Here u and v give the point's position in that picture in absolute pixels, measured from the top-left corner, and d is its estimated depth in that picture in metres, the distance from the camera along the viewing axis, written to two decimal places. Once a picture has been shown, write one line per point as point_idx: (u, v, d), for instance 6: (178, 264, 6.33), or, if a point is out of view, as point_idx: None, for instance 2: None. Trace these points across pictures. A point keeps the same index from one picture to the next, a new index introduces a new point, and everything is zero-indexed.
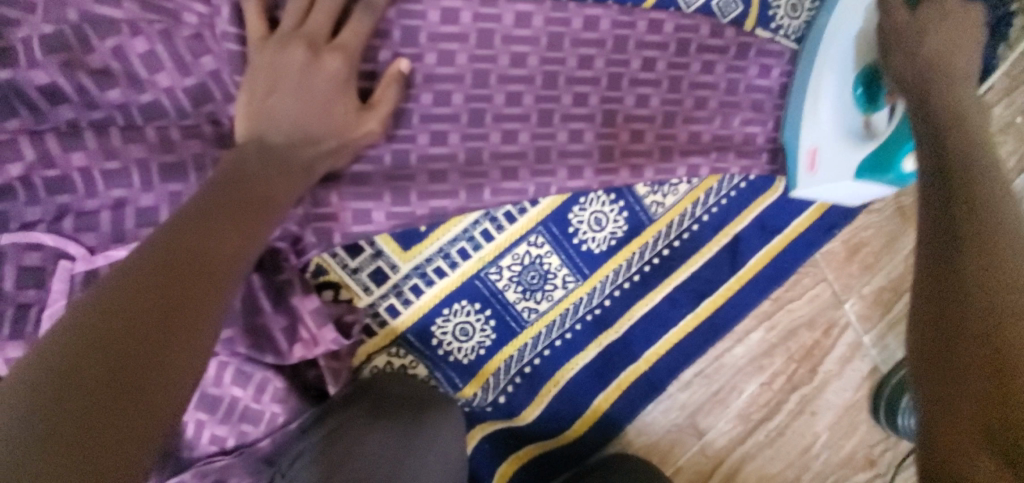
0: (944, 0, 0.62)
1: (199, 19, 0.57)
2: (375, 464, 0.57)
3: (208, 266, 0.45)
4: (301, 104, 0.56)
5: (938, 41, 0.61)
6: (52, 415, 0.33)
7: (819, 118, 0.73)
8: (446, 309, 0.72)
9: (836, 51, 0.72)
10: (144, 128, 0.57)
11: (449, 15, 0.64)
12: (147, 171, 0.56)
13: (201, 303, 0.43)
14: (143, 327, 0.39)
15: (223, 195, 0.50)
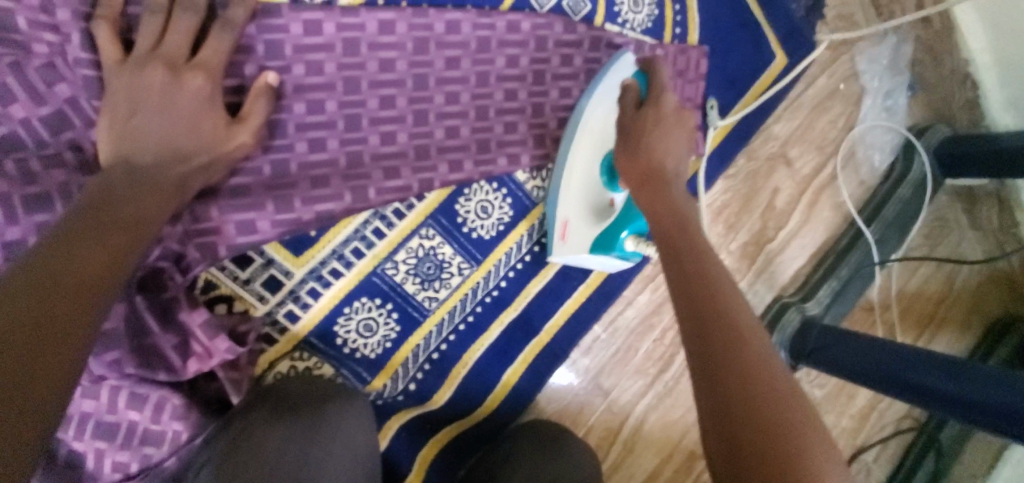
0: (661, 104, 0.70)
1: (49, 48, 0.58)
2: (280, 456, 0.59)
3: (78, 283, 0.46)
4: (166, 122, 0.57)
5: (660, 152, 0.67)
6: None
7: (577, 184, 0.78)
8: (346, 308, 0.75)
9: (597, 138, 0.78)
10: (1, 161, 0.56)
11: (312, 27, 0.67)
12: (7, 204, 0.55)
13: (72, 318, 0.44)
14: (5, 345, 0.39)
15: (93, 215, 0.51)
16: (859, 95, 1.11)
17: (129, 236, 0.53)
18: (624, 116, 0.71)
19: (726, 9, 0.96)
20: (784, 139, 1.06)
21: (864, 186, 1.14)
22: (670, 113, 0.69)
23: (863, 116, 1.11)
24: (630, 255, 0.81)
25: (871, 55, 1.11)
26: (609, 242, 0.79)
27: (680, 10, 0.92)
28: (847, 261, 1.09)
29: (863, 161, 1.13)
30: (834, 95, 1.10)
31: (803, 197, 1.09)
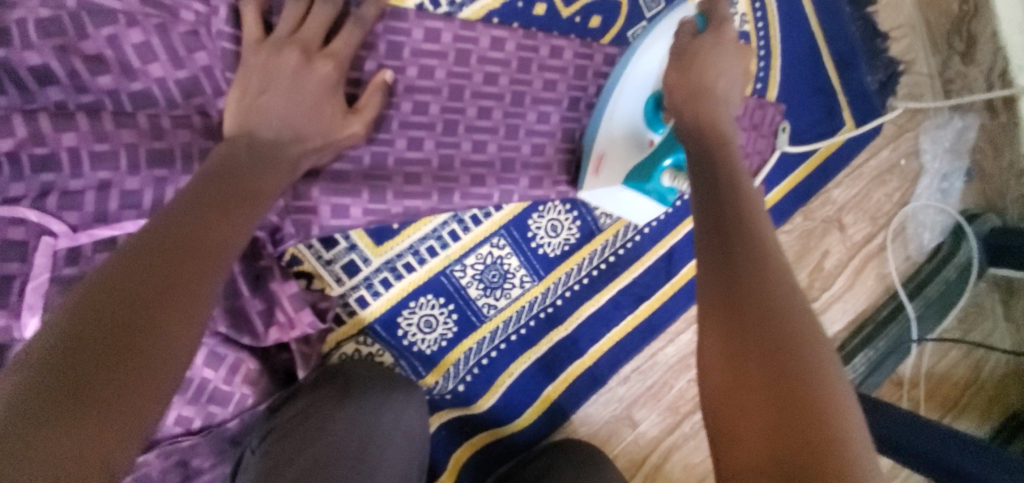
0: (723, 33, 0.68)
1: (196, 17, 0.60)
2: (344, 438, 0.60)
3: (199, 250, 0.49)
4: (293, 103, 0.61)
5: (720, 80, 0.66)
6: (64, 376, 0.37)
7: (622, 113, 0.75)
8: (412, 302, 0.77)
9: (645, 73, 0.75)
10: (135, 114, 0.59)
11: (431, 35, 0.71)
12: (135, 155, 0.58)
13: (194, 279, 0.46)
14: (139, 303, 0.42)
15: (216, 186, 0.55)
16: (918, 173, 1.13)
17: (241, 213, 0.55)
18: (679, 42, 0.69)
19: (806, 72, 0.98)
20: (841, 205, 1.08)
21: (910, 261, 1.15)
22: (731, 42, 0.68)
23: (918, 194, 1.13)
24: (664, 193, 0.77)
25: (936, 136, 1.12)
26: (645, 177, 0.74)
27: (764, 67, 0.95)
28: (885, 332, 1.10)
29: (912, 237, 1.15)
30: (894, 170, 1.11)
31: (850, 262, 1.11)
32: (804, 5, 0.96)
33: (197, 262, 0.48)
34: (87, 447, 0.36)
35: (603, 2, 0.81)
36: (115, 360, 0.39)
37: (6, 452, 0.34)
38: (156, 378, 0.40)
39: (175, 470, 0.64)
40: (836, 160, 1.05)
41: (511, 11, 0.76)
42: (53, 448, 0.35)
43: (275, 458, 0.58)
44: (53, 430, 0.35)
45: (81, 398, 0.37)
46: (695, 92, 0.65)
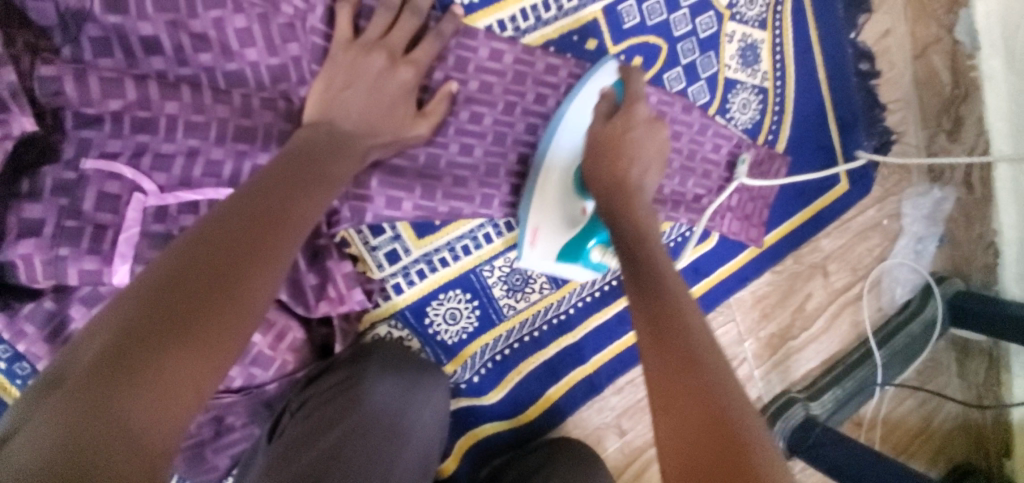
0: (632, 115, 0.72)
1: (294, 11, 0.66)
2: (380, 413, 0.65)
3: (279, 220, 0.54)
4: (372, 101, 0.66)
5: (637, 203, 0.70)
6: (167, 311, 0.42)
7: (552, 191, 0.79)
8: (441, 294, 0.83)
9: (573, 142, 0.79)
10: (230, 93, 0.64)
11: (495, 54, 0.78)
12: (224, 129, 0.63)
13: (272, 245, 0.51)
14: (231, 258, 0.47)
15: (297, 165, 0.60)
16: (897, 234, 1.24)
17: (316, 195, 0.59)
18: (594, 125, 0.73)
19: (813, 131, 1.08)
20: (828, 253, 1.18)
21: (881, 312, 1.26)
22: (643, 122, 0.72)
23: (895, 253, 1.24)
24: (595, 263, 0.83)
25: (917, 203, 1.24)
26: (576, 248, 0.81)
27: (776, 121, 1.04)
28: (853, 374, 1.19)
29: (886, 290, 1.26)
30: (876, 228, 1.22)
31: (829, 307, 1.21)
32: (818, 71, 1.06)
33: (278, 234, 0.52)
34: (181, 378, 0.40)
35: (646, 46, 0.89)
36: (207, 309, 0.43)
37: (125, 373, 0.38)
38: (241, 335, 0.45)
39: (210, 424, 0.69)
40: (829, 212, 1.15)
41: (566, 43, 0.84)
42: (155, 380, 0.39)
43: (317, 424, 0.62)
44: (159, 359, 0.40)
45: (180, 339, 0.41)
46: (613, 183, 0.71)
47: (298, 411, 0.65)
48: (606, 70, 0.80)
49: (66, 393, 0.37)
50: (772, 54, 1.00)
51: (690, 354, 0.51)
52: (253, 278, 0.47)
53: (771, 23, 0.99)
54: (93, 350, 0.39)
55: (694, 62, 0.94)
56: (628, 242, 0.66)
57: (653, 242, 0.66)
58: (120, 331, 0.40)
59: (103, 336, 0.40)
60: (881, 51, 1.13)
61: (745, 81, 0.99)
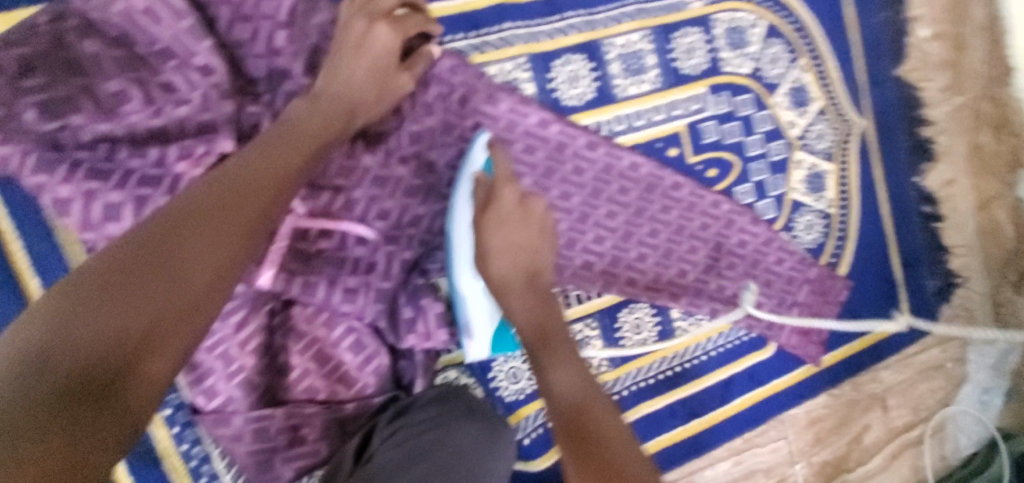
0: (502, 202, 0.75)
1: (437, 95, 0.82)
2: (462, 454, 0.70)
3: (245, 178, 0.57)
4: (337, 91, 0.71)
5: (520, 318, 0.75)
6: (165, 252, 0.47)
7: (479, 318, 0.78)
8: (507, 352, 0.89)
9: (465, 260, 0.78)
10: (376, 147, 0.78)
11: (591, 144, 0.90)
12: (365, 176, 0.76)
13: (230, 196, 0.55)
14: (212, 209, 0.52)
15: (282, 131, 0.65)
16: (961, 379, 1.22)
17: (293, 155, 0.63)
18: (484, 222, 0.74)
19: (876, 261, 1.13)
20: (888, 386, 1.17)
21: (944, 462, 1.20)
22: (514, 211, 0.76)
23: (959, 399, 1.22)
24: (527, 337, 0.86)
25: (982, 350, 1.23)
26: (504, 344, 0.83)
27: (840, 246, 1.09)
28: None
29: (950, 439, 1.21)
30: (940, 368, 1.20)
31: (887, 444, 1.17)
32: (881, 208, 1.12)
33: (251, 185, 0.56)
34: (160, 310, 0.45)
35: (721, 159, 0.99)
36: (171, 245, 0.48)
37: (110, 294, 0.43)
38: (208, 262, 0.49)
39: (286, 432, 0.74)
40: (889, 343, 1.16)
41: (651, 148, 0.95)
42: (128, 306, 0.44)
43: (409, 451, 0.68)
44: (138, 287, 0.45)
45: (149, 267, 0.46)
46: (511, 266, 0.76)
47: (383, 441, 0.70)
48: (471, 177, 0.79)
49: (56, 299, 0.42)
50: (838, 185, 1.09)
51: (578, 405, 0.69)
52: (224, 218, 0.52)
53: (837, 157, 1.08)
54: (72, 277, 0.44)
55: (765, 180, 1.03)
56: (529, 283, 0.77)
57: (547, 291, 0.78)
58: (95, 263, 0.45)
59: (104, 259, 0.46)
60: (943, 197, 1.18)
61: (811, 205, 1.07)
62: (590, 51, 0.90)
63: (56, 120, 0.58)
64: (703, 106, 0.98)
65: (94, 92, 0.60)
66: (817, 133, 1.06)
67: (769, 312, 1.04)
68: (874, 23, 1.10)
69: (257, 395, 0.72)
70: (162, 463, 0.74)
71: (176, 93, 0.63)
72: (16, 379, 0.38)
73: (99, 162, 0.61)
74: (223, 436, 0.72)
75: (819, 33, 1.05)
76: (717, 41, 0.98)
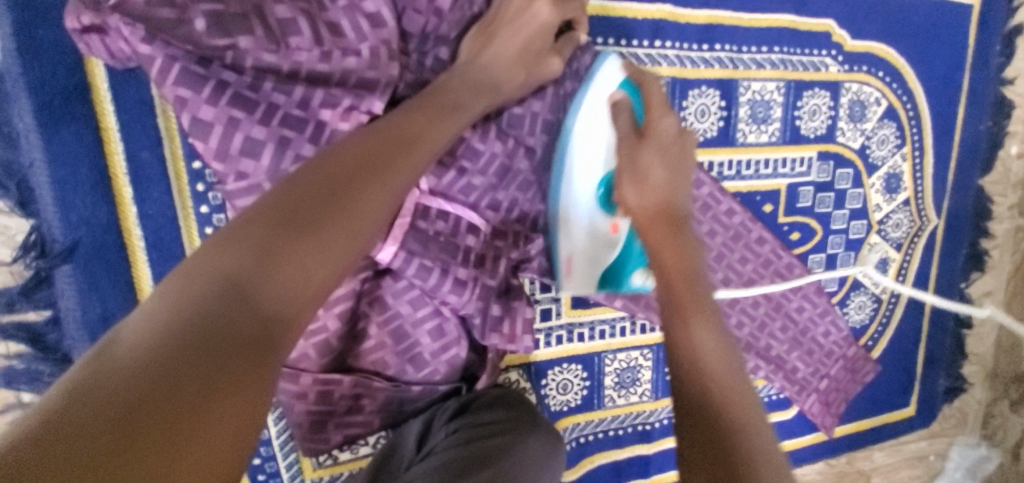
0: (660, 130, 0.68)
1: (573, 93, 0.79)
2: (526, 461, 0.66)
3: (398, 129, 0.53)
4: (485, 62, 0.66)
5: (657, 185, 0.65)
6: (327, 196, 0.43)
7: (580, 228, 0.78)
8: (563, 363, 0.89)
9: (590, 169, 0.75)
10: (507, 134, 0.73)
11: (697, 183, 0.89)
12: (490, 163, 0.72)
13: (384, 146, 0.51)
14: (368, 156, 0.49)
15: (436, 93, 0.61)
16: (937, 473, 1.29)
17: (446, 117, 0.59)
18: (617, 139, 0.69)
19: (904, 351, 1.17)
20: (876, 465, 1.23)
21: None
22: (670, 137, 0.68)
23: None
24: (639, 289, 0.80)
25: (963, 452, 1.29)
26: (615, 277, 0.79)
27: (879, 331, 1.13)
28: None
29: None
30: (922, 460, 1.28)
31: None
32: (924, 304, 1.16)
33: (415, 150, 0.53)
34: (322, 258, 0.40)
35: (806, 225, 1.00)
36: (348, 194, 0.44)
37: (281, 235, 0.39)
38: (377, 223, 0.46)
39: (349, 398, 0.73)
40: (889, 429, 1.21)
41: (749, 200, 0.95)
42: (297, 251, 0.39)
43: (474, 452, 0.65)
44: (303, 232, 0.40)
45: (333, 214, 0.42)
46: (669, 181, 0.65)
47: (446, 434, 0.69)
48: (604, 76, 0.75)
49: (231, 237, 0.38)
50: (897, 274, 1.11)
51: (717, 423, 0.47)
52: (393, 178, 0.49)
53: (905, 248, 1.10)
54: (255, 212, 0.40)
55: (837, 255, 1.04)
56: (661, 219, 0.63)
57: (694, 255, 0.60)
58: (277, 202, 0.41)
59: (271, 199, 0.42)
60: (979, 307, 1.22)
61: (867, 287, 1.09)
62: (725, 88, 0.89)
63: (227, 39, 0.54)
64: (808, 170, 0.97)
65: (264, 16, 0.56)
66: (895, 222, 1.08)
67: (803, 378, 1.06)
68: (975, 129, 1.11)
69: (330, 356, 0.71)
70: None
71: (342, 38, 0.59)
72: (190, 317, 0.33)
73: (245, 89, 0.56)
74: (285, 391, 0.70)
75: (928, 123, 1.06)
76: (840, 110, 0.97)
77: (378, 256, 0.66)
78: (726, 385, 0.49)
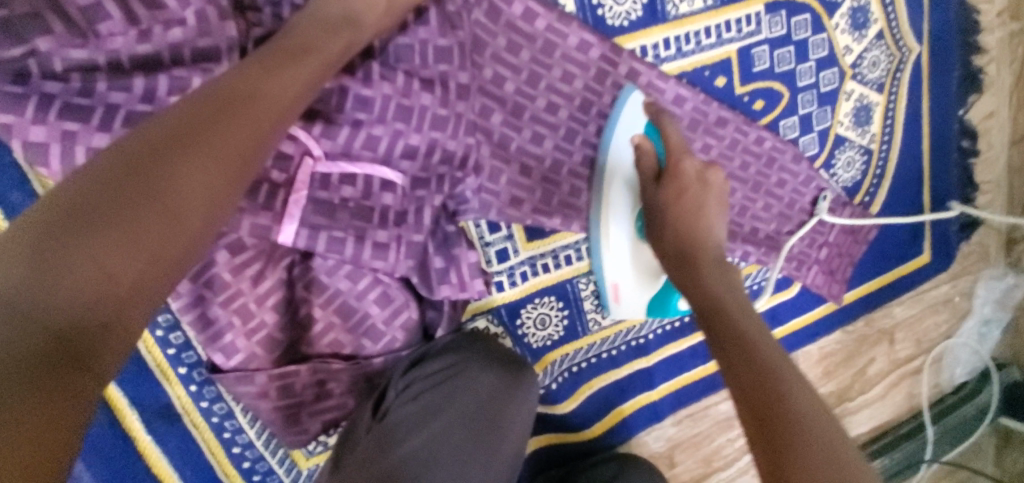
0: (681, 172, 0.71)
1: (464, 5, 0.70)
2: (484, 397, 0.71)
3: (229, 85, 0.48)
4: None
5: (673, 229, 0.70)
6: (128, 180, 0.40)
7: (616, 260, 0.80)
8: (535, 299, 0.85)
9: (618, 212, 0.78)
10: (397, 71, 0.66)
11: (633, 74, 0.80)
12: (386, 106, 0.65)
13: (203, 109, 0.45)
14: (182, 125, 0.44)
15: (281, 40, 0.55)
16: (965, 313, 1.23)
17: (293, 63, 0.53)
18: (645, 189, 0.73)
19: (907, 199, 1.08)
20: (897, 321, 1.18)
21: (937, 388, 1.24)
22: (691, 180, 0.71)
23: (960, 331, 1.23)
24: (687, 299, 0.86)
25: (989, 286, 1.23)
26: (664, 308, 0.84)
27: (875, 184, 1.04)
28: (901, 447, 1.19)
29: (946, 368, 1.24)
30: (947, 304, 1.21)
31: (888, 376, 1.20)
32: (922, 143, 1.06)
33: (249, 104, 0.48)
34: (124, 250, 0.38)
35: (769, 90, 0.91)
36: (151, 174, 0.41)
37: (67, 234, 0.37)
38: (198, 196, 0.42)
39: (313, 387, 0.71)
40: (906, 282, 1.15)
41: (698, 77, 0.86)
42: (88, 250, 0.37)
43: (428, 405, 0.68)
44: (95, 228, 0.37)
45: (127, 201, 0.39)
46: (686, 234, 0.69)
47: (407, 391, 0.68)
48: (631, 104, 0.77)
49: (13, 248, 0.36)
50: (884, 118, 1.01)
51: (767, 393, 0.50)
52: (212, 144, 0.44)
53: (888, 87, 1.00)
54: (37, 217, 0.37)
55: (811, 114, 0.95)
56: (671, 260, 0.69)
57: (708, 262, 0.67)
58: (63, 200, 0.38)
59: (62, 194, 0.38)
60: (983, 131, 1.12)
61: (853, 140, 1.00)
62: None
63: (23, 46, 0.48)
64: (758, 27, 0.87)
65: (60, 6, 0.48)
66: (871, 60, 0.97)
67: (799, 253, 0.99)
68: None
69: (279, 351, 0.68)
70: (200, 446, 0.72)
71: (160, 8, 0.51)
72: None
73: (74, 97, 0.51)
74: (245, 394, 0.68)
75: None
76: None
77: (279, 239, 0.61)
78: (771, 357, 0.53)
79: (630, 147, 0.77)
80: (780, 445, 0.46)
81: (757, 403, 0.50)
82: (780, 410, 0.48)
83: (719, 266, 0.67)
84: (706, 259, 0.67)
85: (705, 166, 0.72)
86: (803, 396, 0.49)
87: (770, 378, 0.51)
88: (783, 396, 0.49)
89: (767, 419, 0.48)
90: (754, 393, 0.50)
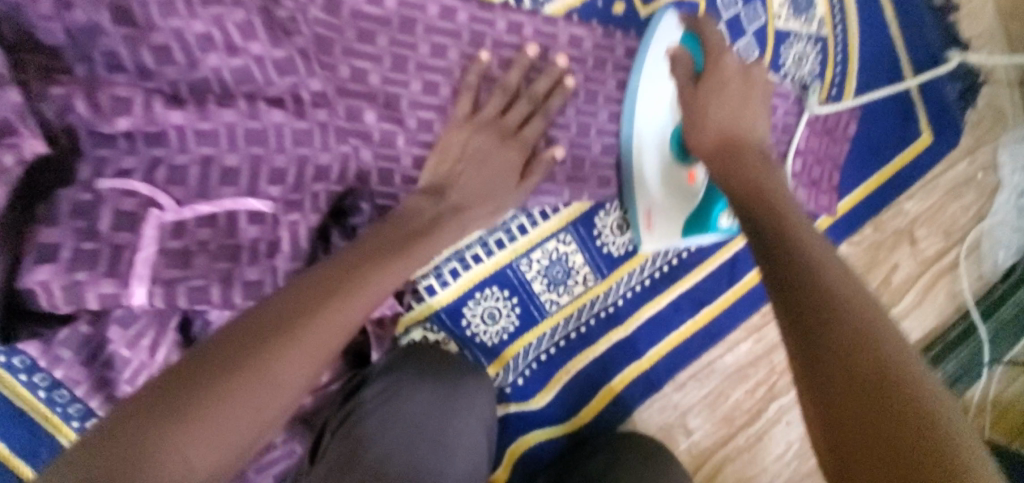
0: (723, 67, 0.68)
1: (296, 5, 0.63)
2: (423, 418, 0.64)
3: (328, 277, 0.52)
4: None
5: (722, 115, 0.66)
6: (210, 369, 0.43)
7: (651, 169, 0.75)
8: (477, 293, 0.79)
9: (655, 120, 0.74)
10: (237, 96, 0.60)
11: (514, 28, 0.72)
12: (234, 134, 0.60)
13: (313, 303, 0.49)
14: (299, 318, 0.47)
15: (380, 235, 0.61)
16: (995, 188, 1.06)
17: (394, 265, 0.57)
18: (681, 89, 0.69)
19: (881, 78, 0.97)
20: (913, 217, 1.03)
21: (982, 280, 1.07)
22: (735, 76, 0.68)
23: (994, 210, 1.06)
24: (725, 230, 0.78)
25: (1015, 151, 1.05)
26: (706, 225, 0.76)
27: (840, 72, 0.93)
28: (951, 355, 1.05)
29: (985, 255, 1.07)
30: (970, 183, 1.05)
31: (919, 279, 1.04)
32: (884, 12, 0.95)
33: (355, 294, 0.52)
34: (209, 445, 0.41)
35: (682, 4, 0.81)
36: (258, 371, 0.44)
37: (159, 427, 0.39)
38: (288, 390, 0.45)
39: None
40: (910, 171, 1.01)
41: (591, 11, 0.77)
42: (180, 445, 0.40)
43: (359, 438, 0.62)
44: (181, 422, 0.40)
45: (207, 400, 0.41)
46: (724, 136, 0.65)
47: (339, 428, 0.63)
48: (665, 23, 0.72)
49: (112, 435, 0.39)
50: None
51: (864, 353, 0.39)
52: (323, 322, 0.48)
53: None
54: (132, 403, 0.41)
55: (738, 15, 0.84)
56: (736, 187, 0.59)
57: (771, 190, 0.57)
58: (152, 388, 0.41)
59: (152, 382, 0.42)
60: None
61: (800, 31, 0.88)
62: None
63: None
64: None
65: None
66: None
67: None
68: None
69: None
70: None
71: None
72: None
73: None
74: None
75: None
76: None
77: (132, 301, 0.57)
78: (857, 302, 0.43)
79: (666, 63, 0.72)
80: (885, 424, 0.36)
81: (846, 366, 0.39)
82: (890, 372, 0.38)
83: (780, 195, 0.57)
84: (769, 190, 0.58)
85: (745, 69, 0.69)
86: (906, 354, 0.39)
87: (858, 330, 0.41)
88: (881, 353, 0.39)
89: (864, 388, 0.38)
90: (834, 350, 0.40)
